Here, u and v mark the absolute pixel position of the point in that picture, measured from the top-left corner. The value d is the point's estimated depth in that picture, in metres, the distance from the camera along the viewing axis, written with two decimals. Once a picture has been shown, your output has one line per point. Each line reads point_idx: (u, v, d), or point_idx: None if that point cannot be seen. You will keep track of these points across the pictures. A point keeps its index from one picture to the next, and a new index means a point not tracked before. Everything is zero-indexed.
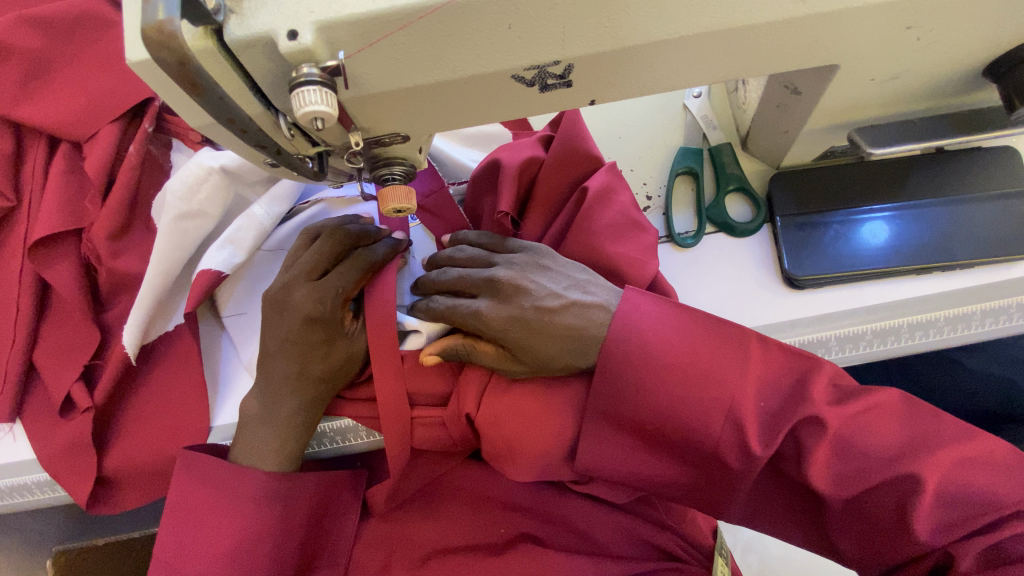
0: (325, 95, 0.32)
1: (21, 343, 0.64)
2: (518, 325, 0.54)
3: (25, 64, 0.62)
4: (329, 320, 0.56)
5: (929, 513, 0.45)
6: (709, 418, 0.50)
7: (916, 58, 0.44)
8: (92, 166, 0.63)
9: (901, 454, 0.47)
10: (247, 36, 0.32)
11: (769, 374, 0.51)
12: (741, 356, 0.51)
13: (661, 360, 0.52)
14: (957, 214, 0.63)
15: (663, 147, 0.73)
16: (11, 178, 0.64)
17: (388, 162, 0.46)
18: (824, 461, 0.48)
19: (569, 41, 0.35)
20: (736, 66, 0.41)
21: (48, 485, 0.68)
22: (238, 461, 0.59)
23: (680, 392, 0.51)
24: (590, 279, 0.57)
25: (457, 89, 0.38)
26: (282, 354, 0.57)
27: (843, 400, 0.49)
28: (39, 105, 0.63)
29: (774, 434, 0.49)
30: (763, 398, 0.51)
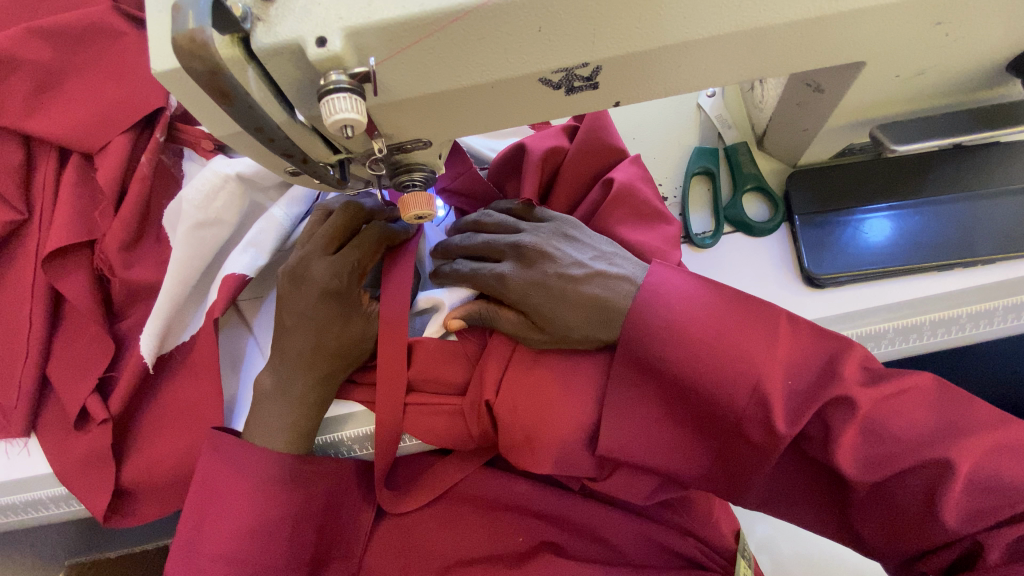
0: (354, 103, 0.32)
1: (35, 356, 0.63)
2: (542, 290, 0.54)
3: (35, 77, 0.62)
4: (344, 295, 0.57)
5: (958, 501, 0.44)
6: (733, 393, 0.49)
7: (942, 53, 0.44)
8: (104, 177, 0.63)
9: (931, 439, 0.46)
10: (275, 44, 0.32)
11: (797, 355, 0.50)
12: (768, 340, 0.50)
13: (685, 347, 0.51)
14: (978, 209, 0.62)
15: (677, 147, 0.72)
16: (22, 191, 0.64)
17: (409, 168, 0.46)
18: (850, 444, 0.47)
19: (597, 42, 0.35)
20: (763, 66, 0.40)
21: (66, 499, 0.68)
22: (251, 441, 0.58)
23: (709, 365, 0.50)
24: (616, 252, 0.58)
25: (484, 93, 0.38)
26: (298, 331, 0.57)
27: (873, 383, 0.48)
28: (50, 117, 0.62)
29: (801, 416, 0.48)
30: (792, 377, 0.49)
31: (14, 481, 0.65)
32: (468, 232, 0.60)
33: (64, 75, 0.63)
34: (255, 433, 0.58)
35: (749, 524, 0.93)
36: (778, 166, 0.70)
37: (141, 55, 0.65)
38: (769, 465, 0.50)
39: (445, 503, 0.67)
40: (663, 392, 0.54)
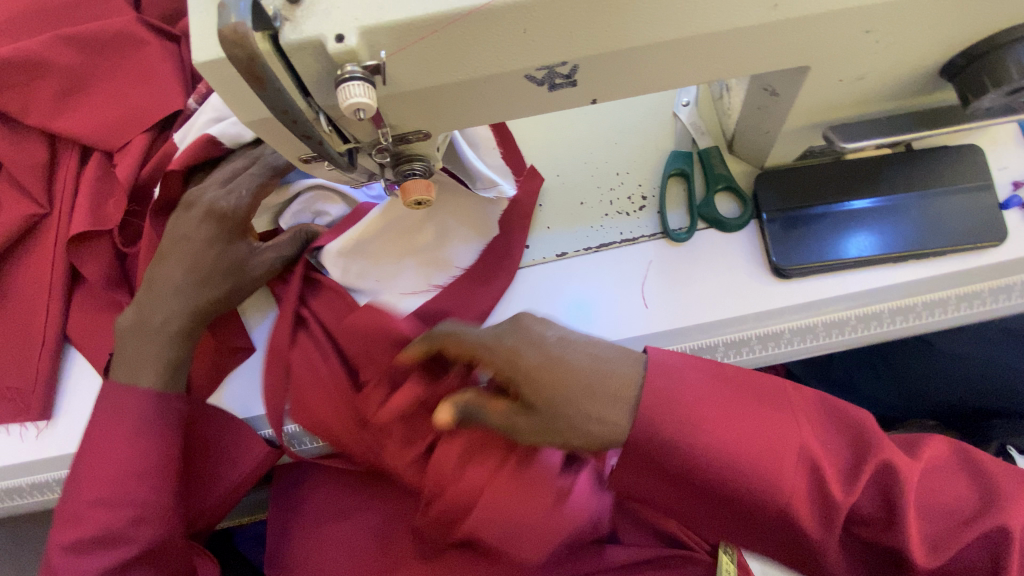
0: (367, 90, 0.38)
1: (54, 336, 0.70)
2: (536, 341, 0.51)
3: (63, 79, 0.68)
4: (232, 222, 0.65)
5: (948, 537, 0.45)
6: (773, 491, 0.46)
7: (877, 59, 0.50)
8: (122, 170, 0.68)
9: (979, 510, 0.46)
10: (300, 40, 0.37)
11: (828, 436, 0.48)
12: (811, 410, 0.49)
13: (718, 464, 0.47)
14: (927, 207, 0.69)
15: (655, 151, 0.79)
16: (45, 186, 0.70)
17: (409, 159, 0.51)
18: (911, 520, 0.45)
19: (574, 44, 0.41)
20: (720, 66, 0.47)
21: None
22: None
23: (749, 454, 0.46)
24: (608, 342, 0.52)
25: (478, 88, 0.44)
26: (177, 251, 0.64)
27: (912, 453, 0.49)
28: (77, 116, 0.69)
29: (850, 483, 0.46)
30: (827, 443, 0.48)
31: (65, 457, 0.66)
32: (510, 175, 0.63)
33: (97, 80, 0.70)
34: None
35: None
36: (747, 168, 0.76)
37: (167, 61, 0.72)
38: (825, 537, 0.47)
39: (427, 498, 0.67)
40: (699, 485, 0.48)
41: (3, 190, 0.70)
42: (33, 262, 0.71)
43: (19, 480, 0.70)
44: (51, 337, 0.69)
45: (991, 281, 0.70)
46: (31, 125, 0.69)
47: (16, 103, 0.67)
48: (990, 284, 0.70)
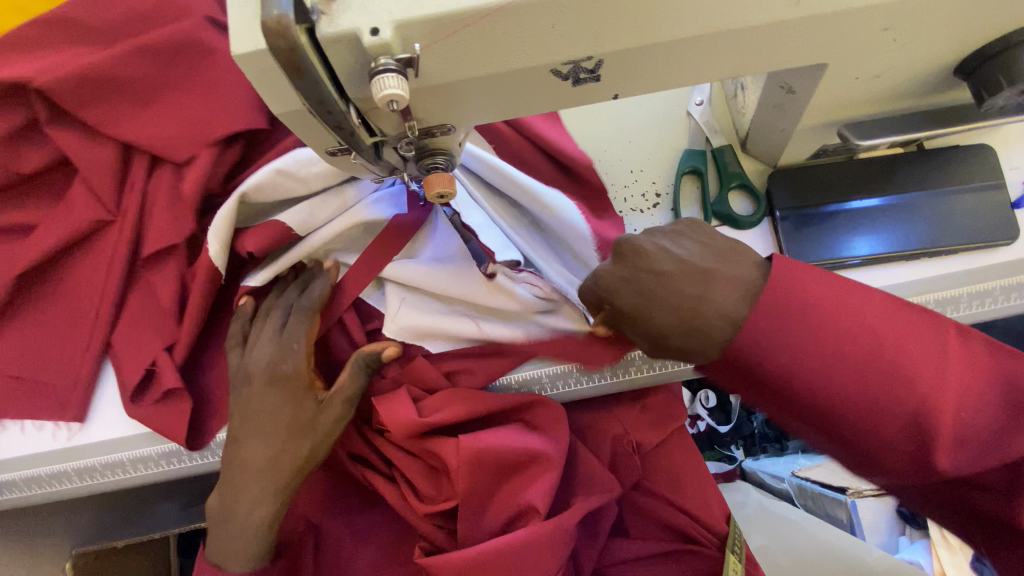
0: (400, 82, 0.39)
1: (108, 336, 0.77)
2: (636, 287, 0.52)
3: (141, 89, 0.75)
4: (295, 381, 0.67)
5: (966, 459, 0.47)
6: (897, 414, 0.46)
7: (893, 58, 0.51)
8: (192, 182, 0.75)
9: (1004, 429, 0.48)
10: (336, 33, 0.38)
11: (969, 381, 0.47)
12: (936, 356, 0.47)
13: (852, 385, 0.47)
14: (940, 204, 0.70)
15: (670, 149, 0.80)
16: (117, 190, 0.77)
17: (433, 152, 0.53)
18: (947, 443, 0.46)
19: (599, 39, 0.42)
20: (741, 62, 0.48)
21: (173, 455, 0.79)
22: (211, 556, 0.67)
23: (872, 392, 0.46)
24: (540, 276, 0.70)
25: (504, 82, 0.45)
26: (248, 435, 0.67)
27: (993, 407, 0.47)
28: (142, 122, 0.75)
29: (963, 452, 0.47)
30: (966, 411, 0.47)
31: (116, 438, 0.78)
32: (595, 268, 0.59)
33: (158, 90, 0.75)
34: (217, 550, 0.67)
35: (748, 532, 1.02)
36: (760, 167, 0.77)
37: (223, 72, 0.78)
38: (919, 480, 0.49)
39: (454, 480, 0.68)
40: (803, 408, 0.49)
41: (76, 192, 0.77)
42: (92, 260, 0.79)
43: (49, 469, 0.79)
44: (99, 332, 0.77)
45: (1004, 279, 0.71)
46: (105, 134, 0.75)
47: (91, 114, 0.73)
48: (1003, 282, 0.71)
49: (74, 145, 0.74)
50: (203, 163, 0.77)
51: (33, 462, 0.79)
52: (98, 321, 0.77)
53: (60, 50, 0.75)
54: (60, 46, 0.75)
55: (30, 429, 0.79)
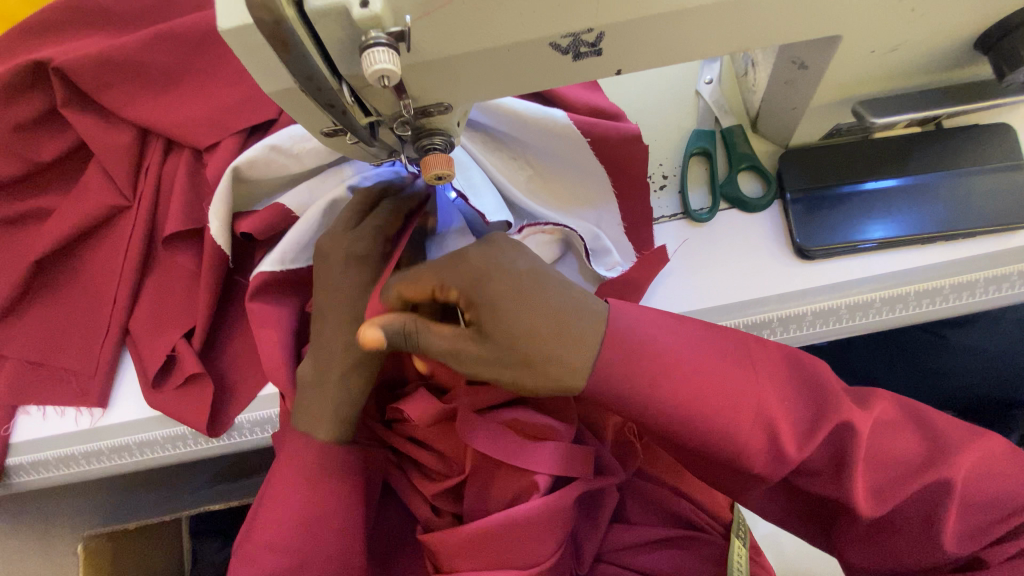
0: (391, 56, 0.37)
1: (119, 324, 0.78)
2: (507, 282, 0.53)
3: (156, 75, 0.76)
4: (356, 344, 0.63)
5: (956, 526, 0.50)
6: (742, 423, 0.51)
7: (911, 29, 0.49)
8: (213, 171, 0.75)
9: (928, 461, 0.51)
10: (324, 6, 0.37)
11: (799, 388, 0.53)
12: (769, 373, 0.53)
13: (690, 384, 0.51)
14: (958, 186, 0.67)
15: (677, 129, 0.78)
16: (132, 177, 0.78)
17: (430, 133, 0.51)
18: (861, 473, 0.50)
19: (600, 10, 0.40)
20: (749, 36, 0.46)
21: (177, 439, 0.80)
22: (296, 425, 0.66)
23: (702, 394, 0.51)
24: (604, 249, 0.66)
25: (502, 57, 0.43)
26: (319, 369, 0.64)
27: (865, 406, 0.52)
28: (155, 108, 0.76)
29: (806, 443, 0.51)
30: (793, 406, 0.52)
31: (131, 422, 0.78)
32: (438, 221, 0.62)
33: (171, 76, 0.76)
34: (301, 418, 0.66)
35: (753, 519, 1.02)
36: (771, 148, 0.75)
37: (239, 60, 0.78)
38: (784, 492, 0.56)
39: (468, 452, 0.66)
40: (642, 417, 0.53)
41: (95, 178, 0.78)
42: (108, 246, 0.80)
43: (72, 450, 0.80)
44: (117, 317, 0.77)
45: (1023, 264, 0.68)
46: (124, 119, 0.77)
47: (113, 100, 0.75)
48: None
49: (95, 132, 0.76)
50: (210, 148, 0.77)
51: (54, 445, 0.79)
52: (116, 307, 0.78)
53: (84, 38, 0.77)
54: (84, 35, 0.77)
55: (52, 415, 0.80)
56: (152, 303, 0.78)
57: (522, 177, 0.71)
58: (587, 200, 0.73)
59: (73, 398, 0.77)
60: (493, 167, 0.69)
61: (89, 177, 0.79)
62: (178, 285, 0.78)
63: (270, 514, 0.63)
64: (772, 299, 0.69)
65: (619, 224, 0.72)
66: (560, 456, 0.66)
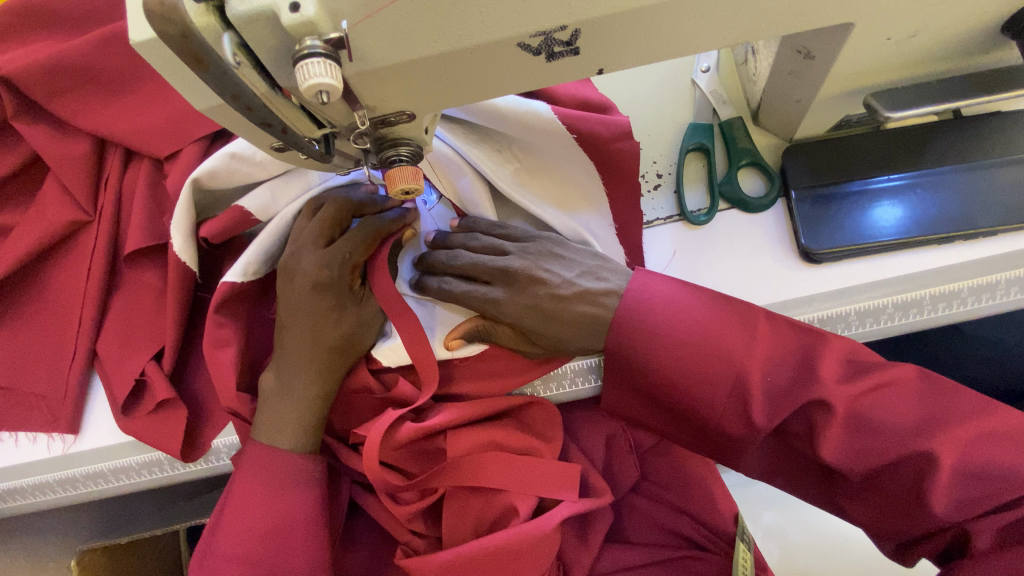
0: (329, 68, 0.32)
1: (85, 348, 0.73)
2: (536, 311, 0.58)
3: (107, 80, 0.70)
4: (338, 284, 0.61)
5: (944, 491, 0.47)
6: (718, 387, 0.53)
7: (934, 14, 0.43)
8: (173, 182, 0.69)
9: (917, 432, 0.48)
10: (249, 11, 0.32)
11: (776, 350, 0.52)
12: (748, 337, 0.53)
13: (674, 349, 0.54)
14: (977, 178, 0.61)
15: (672, 123, 0.72)
16: (91, 190, 0.73)
17: (394, 144, 0.46)
18: (837, 437, 0.50)
19: (573, 4, 0.35)
20: (748, 28, 0.40)
21: (154, 464, 0.77)
22: (259, 437, 0.62)
23: (696, 362, 0.53)
24: (602, 265, 0.61)
25: (465, 61, 0.38)
26: (295, 339, 0.62)
27: (850, 381, 0.50)
28: (109, 116, 0.70)
29: (778, 410, 0.51)
30: (771, 373, 0.52)
31: (104, 448, 0.75)
32: (454, 250, 0.63)
33: (123, 80, 0.70)
34: (263, 431, 0.62)
35: (756, 514, 0.99)
36: (774, 141, 0.69)
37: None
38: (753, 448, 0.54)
39: (440, 475, 0.61)
40: (648, 386, 0.56)
41: (51, 193, 0.73)
42: (71, 263, 0.75)
43: (46, 477, 0.77)
44: (83, 339, 0.73)
45: None
46: (78, 128, 0.71)
47: (65, 108, 0.70)
48: None
49: (46, 143, 0.71)
50: (171, 158, 0.71)
51: (28, 471, 0.76)
52: (82, 328, 0.73)
53: (30, 41, 0.71)
54: (30, 38, 0.71)
55: (24, 442, 0.75)
56: (118, 323, 0.73)
57: (508, 171, 0.65)
58: (576, 202, 0.67)
59: (42, 425, 0.73)
60: (479, 159, 0.63)
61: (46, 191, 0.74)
62: (145, 303, 0.73)
63: (231, 528, 0.59)
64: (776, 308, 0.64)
65: (610, 228, 0.67)
66: (544, 471, 0.61)
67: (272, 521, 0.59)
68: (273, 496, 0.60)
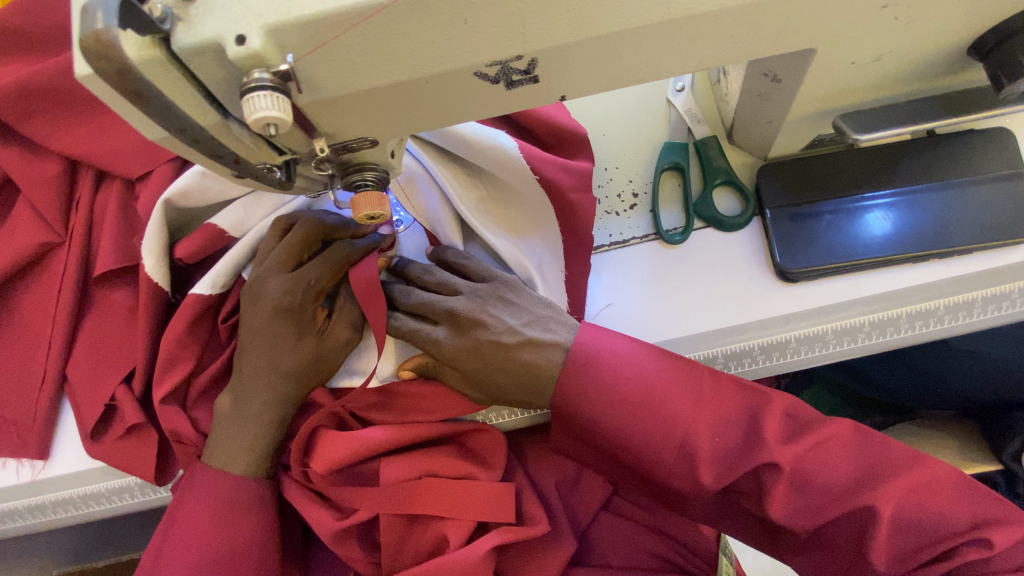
0: (277, 101, 0.32)
1: (53, 373, 0.71)
2: (476, 356, 0.57)
3: (77, 100, 0.69)
4: (299, 312, 0.60)
5: (886, 544, 0.47)
6: (662, 449, 0.52)
7: (896, 39, 0.43)
8: (143, 203, 0.68)
9: (848, 469, 0.49)
10: (196, 44, 0.31)
11: (722, 413, 0.52)
12: (693, 398, 0.53)
13: (615, 412, 0.53)
14: (950, 198, 0.61)
15: (647, 142, 0.72)
16: (62, 212, 0.72)
17: (359, 168, 0.45)
18: (783, 497, 0.49)
19: (528, 34, 0.34)
20: (710, 55, 0.40)
21: (123, 491, 0.76)
22: (210, 462, 0.62)
23: (640, 425, 0.53)
24: (551, 315, 0.60)
25: (422, 88, 0.37)
26: (253, 355, 0.61)
27: (792, 439, 0.50)
28: (80, 138, 0.69)
29: (726, 473, 0.50)
30: (719, 434, 0.52)
31: (74, 475, 0.73)
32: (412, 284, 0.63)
33: (92, 101, 0.68)
34: (213, 454, 0.62)
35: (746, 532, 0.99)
36: (749, 159, 0.69)
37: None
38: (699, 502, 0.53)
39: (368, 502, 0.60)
40: (599, 442, 0.55)
41: (20, 216, 0.72)
42: (40, 286, 0.73)
43: (16, 504, 0.75)
44: (53, 364, 0.71)
45: None
46: (48, 150, 0.70)
47: (37, 130, 0.69)
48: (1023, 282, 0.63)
49: (15, 164, 0.70)
50: (143, 178, 0.70)
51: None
52: (50, 352, 0.71)
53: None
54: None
55: None
56: (87, 346, 0.72)
57: (473, 197, 0.65)
58: (531, 232, 0.66)
59: (9, 452, 0.71)
60: (445, 183, 0.62)
61: (17, 214, 0.73)
62: (115, 325, 0.72)
63: (178, 546, 0.58)
64: (752, 327, 0.64)
65: (560, 270, 0.66)
66: (479, 496, 0.60)
67: (220, 548, 0.58)
68: (197, 490, 0.60)
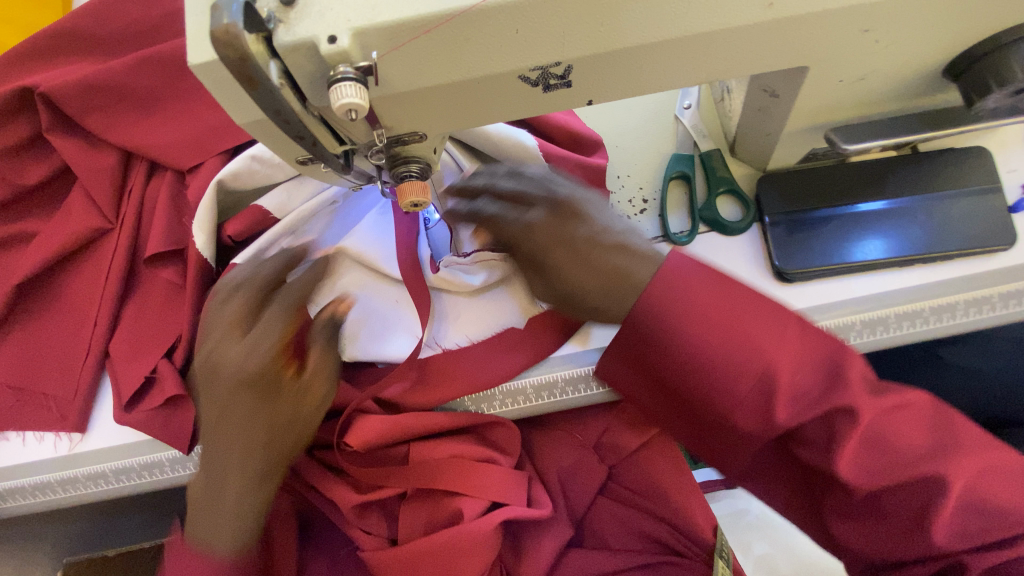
0: (358, 90, 0.38)
1: (96, 348, 0.76)
2: (562, 245, 0.56)
3: (140, 99, 0.76)
4: (263, 379, 0.56)
5: (950, 520, 0.44)
6: (740, 374, 0.49)
7: (877, 60, 0.50)
8: (194, 193, 0.74)
9: None
10: (293, 41, 0.38)
11: (806, 354, 0.48)
12: (778, 319, 0.49)
13: (692, 326, 0.50)
14: (932, 210, 0.68)
15: (657, 153, 0.79)
16: (116, 200, 0.78)
17: (406, 160, 0.51)
18: (853, 451, 0.46)
19: (567, 45, 0.41)
20: (717, 68, 0.47)
21: (153, 467, 0.77)
22: (188, 540, 0.58)
23: (717, 345, 0.49)
24: (630, 230, 0.57)
25: (473, 89, 0.44)
26: (227, 448, 0.58)
27: (878, 395, 0.47)
28: (139, 133, 0.76)
29: (802, 411, 0.47)
30: (802, 374, 0.48)
31: (108, 448, 0.76)
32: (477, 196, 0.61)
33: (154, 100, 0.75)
34: (192, 533, 0.58)
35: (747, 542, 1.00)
36: (749, 170, 0.76)
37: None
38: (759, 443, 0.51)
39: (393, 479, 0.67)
40: (663, 362, 0.53)
41: (77, 201, 0.78)
42: (90, 268, 0.79)
43: (48, 476, 0.77)
44: (97, 341, 0.76)
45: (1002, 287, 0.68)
46: (108, 142, 0.77)
47: (100, 124, 0.75)
48: (1001, 289, 0.68)
49: (77, 155, 0.76)
50: (194, 171, 0.77)
51: (29, 470, 0.77)
52: (96, 330, 0.76)
53: (69, 62, 0.77)
54: (69, 59, 0.77)
55: (31, 440, 0.77)
56: (130, 325, 0.77)
57: None
58: None
59: (49, 423, 0.76)
60: (471, 177, 0.70)
61: (73, 200, 0.78)
62: (157, 307, 0.77)
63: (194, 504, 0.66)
64: None
65: None
66: (494, 476, 0.68)
67: None
68: None
